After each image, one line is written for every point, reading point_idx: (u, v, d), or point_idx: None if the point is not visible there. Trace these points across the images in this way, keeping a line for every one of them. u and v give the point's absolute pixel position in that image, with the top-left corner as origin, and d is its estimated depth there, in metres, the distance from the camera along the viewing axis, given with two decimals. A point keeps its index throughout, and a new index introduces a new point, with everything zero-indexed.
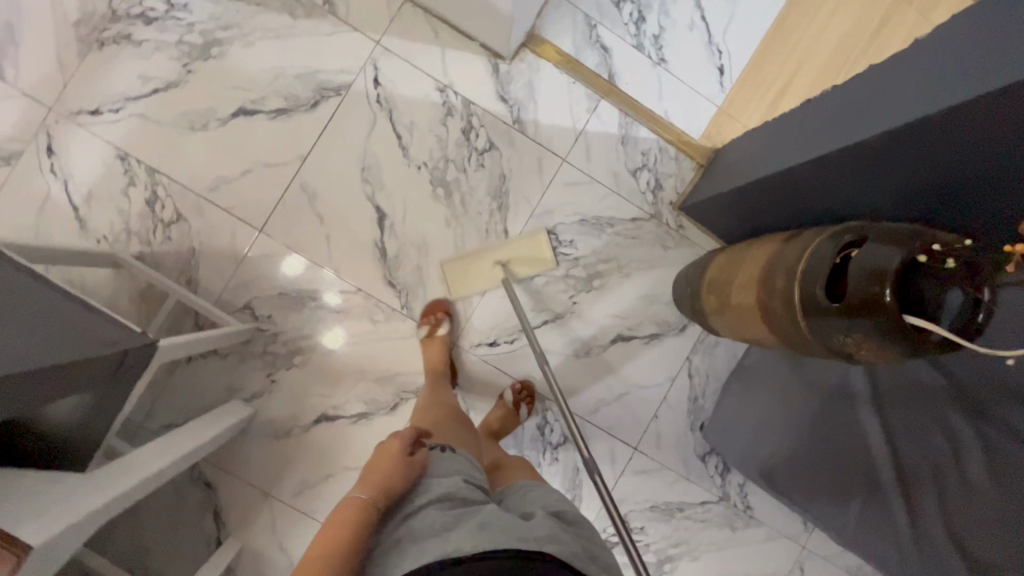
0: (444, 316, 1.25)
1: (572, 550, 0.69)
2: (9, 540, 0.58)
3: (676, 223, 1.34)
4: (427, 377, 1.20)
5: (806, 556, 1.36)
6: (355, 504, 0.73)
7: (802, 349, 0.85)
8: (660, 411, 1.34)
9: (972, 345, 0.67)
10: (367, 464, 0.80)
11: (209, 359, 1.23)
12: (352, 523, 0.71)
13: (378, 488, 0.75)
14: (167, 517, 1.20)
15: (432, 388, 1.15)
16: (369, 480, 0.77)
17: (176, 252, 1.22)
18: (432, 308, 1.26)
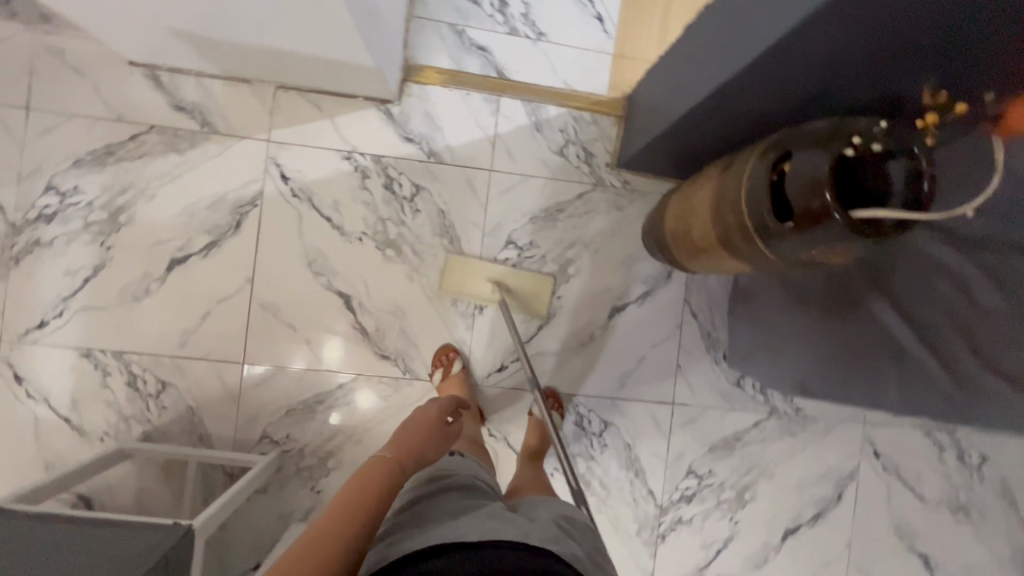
0: (456, 354, 1.26)
1: None
2: None
3: (620, 182, 1.32)
4: None
5: (870, 428, 1.38)
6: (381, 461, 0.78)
7: (774, 269, 0.85)
8: (681, 360, 1.34)
9: (930, 215, 0.67)
10: (399, 429, 0.86)
11: (252, 499, 1.24)
12: (380, 478, 0.75)
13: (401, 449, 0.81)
14: None
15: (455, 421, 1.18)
16: (402, 443, 0.83)
17: (176, 417, 1.23)
18: (442, 351, 1.27)
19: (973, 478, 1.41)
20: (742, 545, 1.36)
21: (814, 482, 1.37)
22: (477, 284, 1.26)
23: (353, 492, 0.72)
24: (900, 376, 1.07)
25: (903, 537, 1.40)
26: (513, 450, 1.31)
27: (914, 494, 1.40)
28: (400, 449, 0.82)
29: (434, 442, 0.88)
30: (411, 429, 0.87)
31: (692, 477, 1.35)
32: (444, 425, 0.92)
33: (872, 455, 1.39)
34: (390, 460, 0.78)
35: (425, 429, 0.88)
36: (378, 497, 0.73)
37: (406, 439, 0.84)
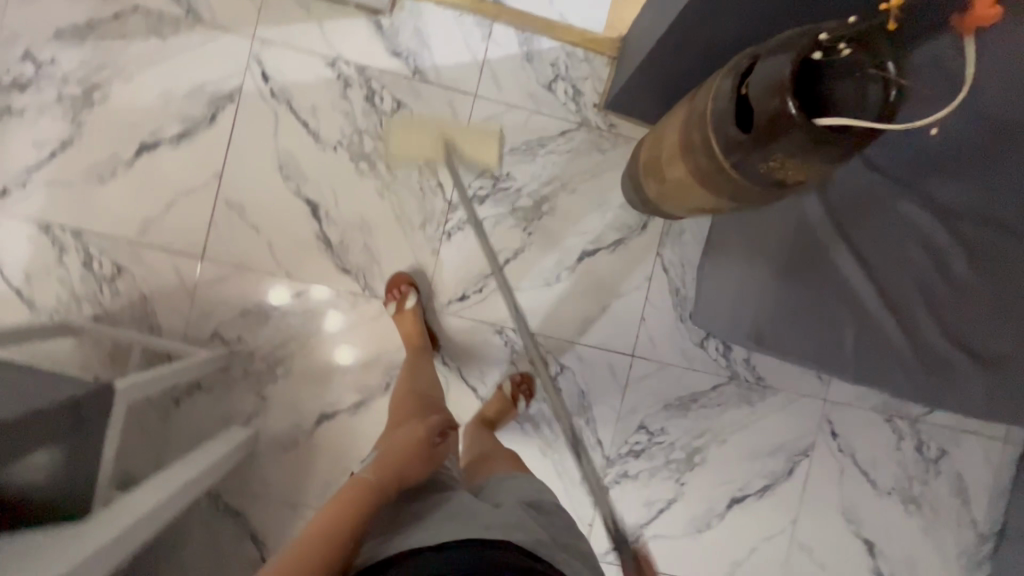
0: (409, 288, 1.22)
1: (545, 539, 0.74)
2: None
3: (605, 124, 1.29)
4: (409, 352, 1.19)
5: (830, 407, 1.36)
6: (362, 485, 0.80)
7: (736, 198, 0.82)
8: (646, 313, 1.32)
9: (893, 126, 0.64)
10: (388, 449, 0.88)
11: (196, 396, 1.23)
12: (366, 498, 0.78)
13: (386, 472, 0.83)
14: (209, 552, 1.24)
15: (411, 369, 1.15)
16: (385, 463, 0.84)
17: (129, 304, 1.21)
18: (395, 281, 1.23)
19: (929, 471, 1.39)
20: (685, 507, 1.34)
21: (766, 453, 1.35)
22: (421, 143, 1.24)
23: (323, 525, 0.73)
24: (856, 326, 1.02)
25: (849, 521, 1.38)
26: (465, 381, 1.29)
27: (867, 479, 1.38)
28: (386, 473, 0.83)
29: (418, 464, 0.86)
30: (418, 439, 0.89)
31: (643, 432, 1.33)
32: (434, 447, 0.89)
33: (829, 434, 1.36)
34: (375, 486, 0.80)
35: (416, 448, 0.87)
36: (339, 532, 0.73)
37: (406, 442, 0.88)
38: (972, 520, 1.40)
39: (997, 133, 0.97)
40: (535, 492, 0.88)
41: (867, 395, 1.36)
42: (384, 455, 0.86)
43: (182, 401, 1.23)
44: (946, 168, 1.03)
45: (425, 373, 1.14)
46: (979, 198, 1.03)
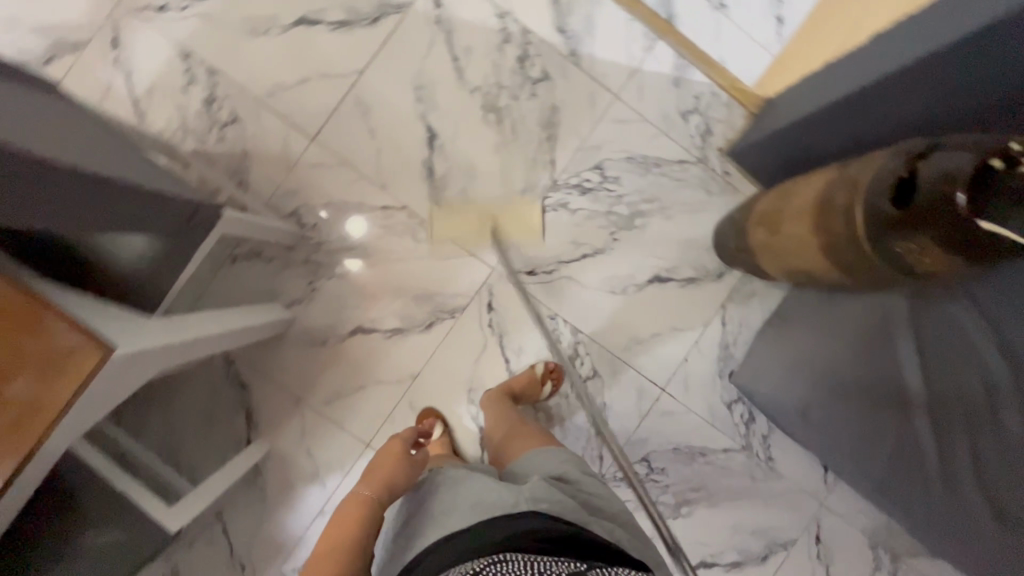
0: (435, 420, 1.25)
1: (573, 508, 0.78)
2: (97, 340, 0.60)
3: (721, 169, 1.33)
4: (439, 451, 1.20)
5: (823, 512, 1.36)
6: (361, 498, 0.93)
7: (859, 270, 0.86)
8: (690, 355, 1.33)
9: None
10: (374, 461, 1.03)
11: (253, 262, 1.25)
12: (362, 510, 0.91)
13: (380, 485, 0.95)
14: (203, 412, 1.25)
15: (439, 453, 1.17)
16: (373, 477, 0.98)
17: (229, 153, 1.24)
18: (420, 417, 1.25)
19: None
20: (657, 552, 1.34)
21: (749, 531, 1.35)
22: None
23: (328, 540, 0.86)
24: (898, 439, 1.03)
25: None
26: (501, 350, 1.29)
27: None
28: (377, 485, 0.95)
29: (401, 472, 1.00)
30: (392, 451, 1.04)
31: (644, 465, 1.33)
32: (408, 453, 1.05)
33: (813, 537, 1.37)
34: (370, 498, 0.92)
35: (392, 456, 1.03)
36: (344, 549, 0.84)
37: (382, 457, 1.04)
38: None
39: None
40: (560, 461, 0.91)
41: (862, 515, 1.37)
42: (368, 472, 1.00)
43: (237, 261, 1.24)
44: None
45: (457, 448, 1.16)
46: None
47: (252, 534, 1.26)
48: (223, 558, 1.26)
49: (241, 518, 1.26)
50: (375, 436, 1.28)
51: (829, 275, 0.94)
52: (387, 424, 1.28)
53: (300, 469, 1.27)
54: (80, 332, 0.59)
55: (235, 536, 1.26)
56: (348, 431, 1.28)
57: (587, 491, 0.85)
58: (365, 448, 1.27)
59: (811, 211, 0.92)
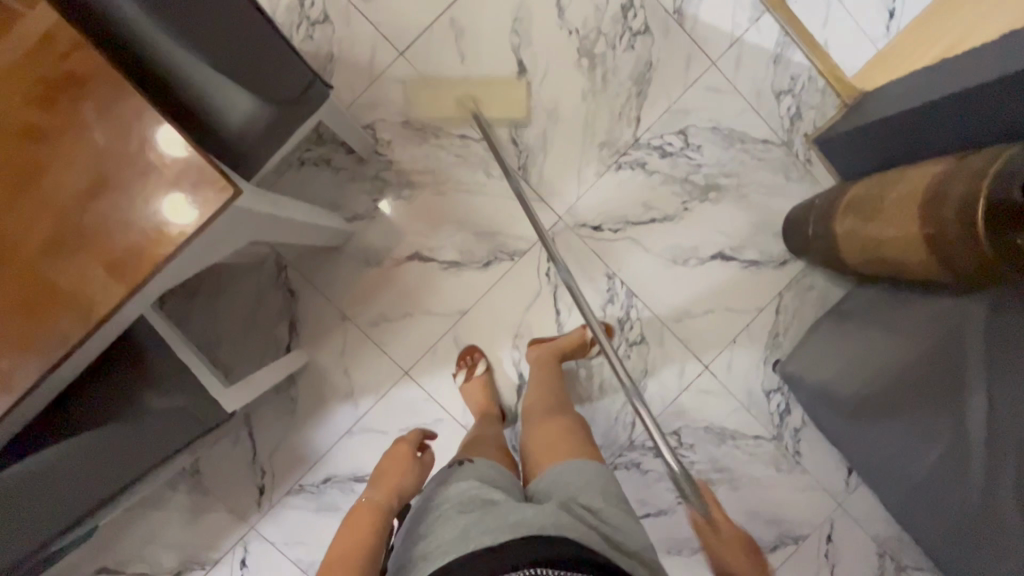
0: (480, 356, 1.24)
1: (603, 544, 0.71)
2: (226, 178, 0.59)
3: (805, 156, 1.30)
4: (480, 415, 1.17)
5: (839, 513, 1.37)
6: (370, 505, 0.82)
7: (969, 267, 0.84)
8: (739, 338, 1.32)
9: None
10: (380, 464, 0.90)
11: (321, 170, 1.21)
12: (374, 521, 0.80)
13: (391, 490, 0.85)
14: (247, 313, 1.22)
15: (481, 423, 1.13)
16: (384, 484, 0.86)
17: (314, 54, 1.20)
18: (466, 351, 1.25)
19: None
20: (650, 525, 1.33)
21: (764, 520, 1.36)
22: None
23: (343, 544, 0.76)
24: None
25: None
26: (554, 300, 1.27)
27: None
28: (383, 491, 0.84)
29: (412, 476, 0.89)
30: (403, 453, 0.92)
31: (674, 438, 1.33)
32: (418, 455, 0.94)
33: (825, 536, 1.37)
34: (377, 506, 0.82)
35: (400, 460, 0.91)
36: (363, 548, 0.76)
37: (393, 457, 0.91)
38: None
39: None
40: (585, 486, 0.81)
41: (876, 523, 1.38)
42: (374, 473, 0.89)
43: (306, 166, 1.21)
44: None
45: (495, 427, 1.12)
46: None
47: (276, 442, 1.25)
48: (244, 461, 1.25)
49: (269, 423, 1.25)
50: (415, 364, 1.26)
51: (924, 270, 0.93)
52: (428, 355, 1.26)
53: (334, 386, 1.26)
54: (214, 169, 0.59)
55: (260, 440, 1.25)
56: (388, 356, 1.26)
57: (617, 524, 0.77)
58: (403, 375, 1.26)
59: (922, 201, 0.90)
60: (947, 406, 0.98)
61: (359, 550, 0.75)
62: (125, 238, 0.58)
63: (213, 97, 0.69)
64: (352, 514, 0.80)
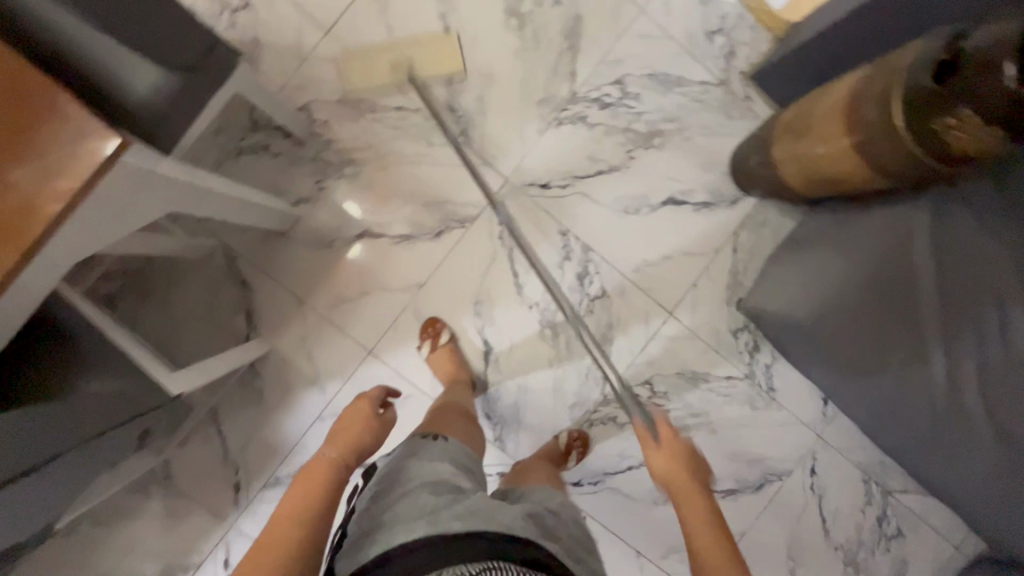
0: (443, 325, 1.24)
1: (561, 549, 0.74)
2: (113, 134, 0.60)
3: (744, 93, 1.30)
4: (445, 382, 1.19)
5: (820, 444, 1.38)
6: (326, 460, 0.81)
7: (898, 166, 0.85)
8: (699, 280, 1.33)
9: None
10: (336, 427, 0.90)
11: (260, 156, 1.20)
12: (331, 474, 0.78)
13: (347, 448, 0.85)
14: (202, 307, 1.21)
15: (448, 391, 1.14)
16: (341, 444, 0.85)
17: (240, 40, 1.19)
18: (430, 322, 1.24)
19: (880, 544, 1.41)
20: (580, 504, 1.33)
21: (745, 459, 1.36)
22: None
23: (305, 487, 0.75)
24: None
25: (789, 557, 1.39)
26: (510, 263, 1.27)
27: (823, 526, 1.39)
28: (343, 449, 0.84)
29: (369, 437, 0.90)
30: (363, 415, 0.93)
31: (646, 387, 1.33)
32: (377, 416, 0.95)
33: (808, 468, 1.38)
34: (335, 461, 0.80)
35: (359, 421, 0.91)
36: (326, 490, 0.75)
37: (351, 418, 0.92)
38: None
39: None
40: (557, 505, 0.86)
41: (857, 449, 1.39)
42: (331, 431, 0.89)
43: (244, 154, 1.19)
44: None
45: (463, 395, 1.14)
46: None
47: (246, 437, 1.24)
48: (217, 459, 1.23)
49: (236, 418, 1.23)
50: (378, 342, 1.26)
51: (865, 177, 0.93)
52: (391, 331, 1.26)
53: (299, 373, 1.24)
54: (95, 119, 0.60)
55: (230, 437, 1.23)
56: (350, 337, 1.25)
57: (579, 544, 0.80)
58: (368, 354, 1.26)
59: (845, 114, 0.91)
60: (903, 313, 0.99)
61: (317, 495, 0.73)
62: (11, 199, 0.58)
63: (115, 67, 0.70)
64: (311, 462, 0.80)
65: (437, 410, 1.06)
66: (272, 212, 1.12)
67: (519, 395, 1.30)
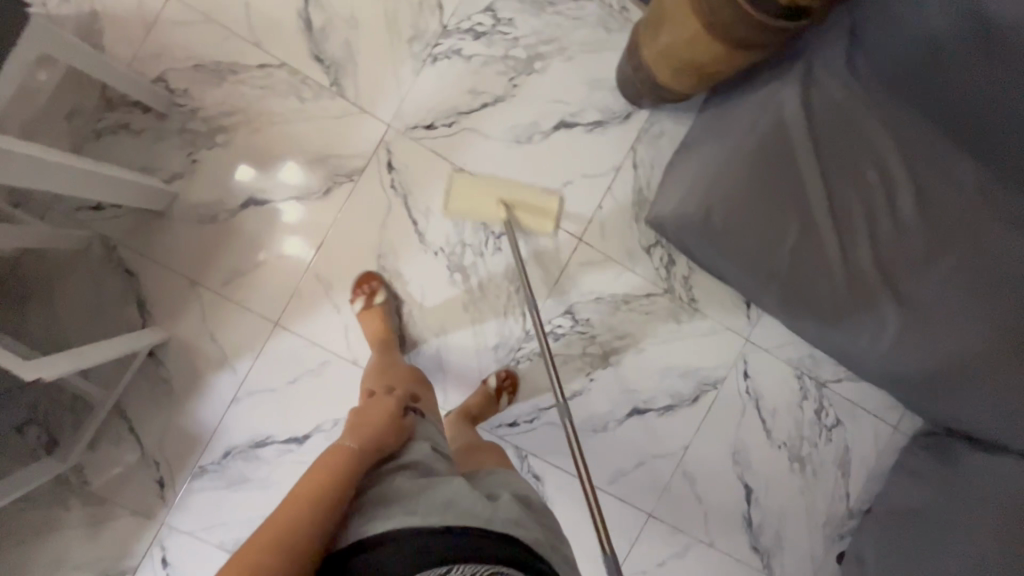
0: (380, 285, 1.21)
1: (535, 536, 0.71)
2: None
3: (620, 4, 1.28)
4: (376, 347, 1.16)
5: (749, 347, 1.38)
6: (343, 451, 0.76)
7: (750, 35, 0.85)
8: (604, 202, 1.31)
9: None
10: (357, 422, 0.84)
11: (122, 136, 1.14)
12: (340, 462, 0.74)
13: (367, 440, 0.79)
14: (88, 303, 1.15)
15: (386, 358, 1.12)
16: (361, 434, 0.80)
17: (76, 15, 1.11)
18: (365, 278, 1.21)
19: (821, 436, 1.43)
20: (509, 449, 1.31)
21: (678, 374, 1.36)
22: None
23: (307, 487, 0.68)
24: (799, 233, 1.06)
25: (735, 463, 1.40)
26: (408, 212, 1.24)
27: (763, 427, 1.41)
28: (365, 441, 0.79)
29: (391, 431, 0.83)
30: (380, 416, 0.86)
31: (568, 317, 1.32)
32: (403, 417, 0.88)
33: (741, 372, 1.39)
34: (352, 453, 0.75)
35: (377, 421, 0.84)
36: (329, 492, 0.68)
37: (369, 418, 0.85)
38: (846, 495, 1.45)
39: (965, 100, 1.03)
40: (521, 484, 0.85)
41: (786, 347, 1.40)
42: (354, 427, 0.84)
43: (104, 136, 1.13)
44: (933, 103, 1.05)
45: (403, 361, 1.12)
46: (941, 145, 1.08)
47: (161, 431, 1.19)
48: (135, 459, 1.19)
49: (147, 412, 1.19)
50: (284, 313, 1.21)
51: (722, 61, 0.93)
52: (295, 300, 1.22)
53: (207, 358, 1.20)
54: None
55: (144, 432, 1.19)
56: (254, 312, 1.21)
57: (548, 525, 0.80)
58: (276, 327, 1.21)
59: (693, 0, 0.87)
60: None
61: (326, 483, 0.69)
62: None
63: None
64: (326, 460, 0.74)
65: (392, 376, 1.04)
66: (144, 194, 1.07)
67: (439, 345, 1.27)
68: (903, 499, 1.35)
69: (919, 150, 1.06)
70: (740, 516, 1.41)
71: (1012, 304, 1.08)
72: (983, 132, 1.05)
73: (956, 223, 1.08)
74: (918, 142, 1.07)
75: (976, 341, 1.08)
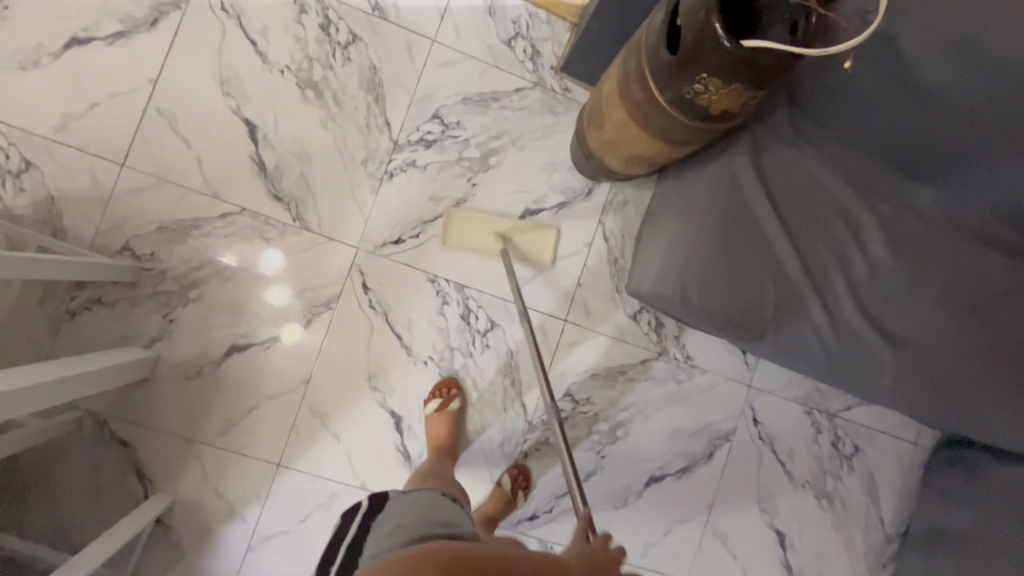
0: (457, 392, 1.23)
1: None
2: None
3: (562, 87, 1.30)
4: (433, 455, 1.17)
5: (753, 393, 1.37)
6: None
7: (684, 130, 0.87)
8: (582, 278, 1.31)
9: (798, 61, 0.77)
10: None
11: (96, 311, 1.14)
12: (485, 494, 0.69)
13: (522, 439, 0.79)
14: (88, 484, 1.14)
15: (440, 465, 1.12)
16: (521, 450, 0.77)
17: (33, 204, 1.13)
18: (444, 385, 1.23)
19: (843, 467, 1.41)
20: (535, 545, 1.29)
21: (688, 434, 1.35)
22: None
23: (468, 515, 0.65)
24: (777, 291, 1.06)
25: (762, 510, 1.38)
26: (391, 328, 1.24)
27: (784, 470, 1.39)
28: None
29: None
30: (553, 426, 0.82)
31: (568, 399, 1.30)
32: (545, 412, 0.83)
33: (751, 419, 1.37)
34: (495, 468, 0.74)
35: None
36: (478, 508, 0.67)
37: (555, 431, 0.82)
38: (879, 521, 1.42)
39: (909, 139, 1.08)
40: None
41: (789, 384, 1.39)
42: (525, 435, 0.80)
43: (77, 315, 1.13)
44: (878, 144, 1.10)
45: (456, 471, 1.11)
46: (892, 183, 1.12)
47: None
48: None
49: None
50: (284, 452, 1.20)
51: (666, 153, 0.95)
52: (294, 437, 1.21)
53: (212, 511, 1.18)
54: None
55: None
56: (253, 458, 1.19)
57: None
58: (278, 467, 1.20)
59: (626, 100, 0.90)
60: None
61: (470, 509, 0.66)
62: None
63: None
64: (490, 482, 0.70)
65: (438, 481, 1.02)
66: (129, 368, 1.07)
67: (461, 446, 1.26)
68: (933, 517, 1.33)
69: (876, 191, 1.11)
70: (777, 562, 1.38)
71: (994, 324, 1.10)
72: (929, 169, 1.10)
73: (926, 251, 1.10)
74: (872, 183, 1.11)
75: (971, 365, 1.08)
